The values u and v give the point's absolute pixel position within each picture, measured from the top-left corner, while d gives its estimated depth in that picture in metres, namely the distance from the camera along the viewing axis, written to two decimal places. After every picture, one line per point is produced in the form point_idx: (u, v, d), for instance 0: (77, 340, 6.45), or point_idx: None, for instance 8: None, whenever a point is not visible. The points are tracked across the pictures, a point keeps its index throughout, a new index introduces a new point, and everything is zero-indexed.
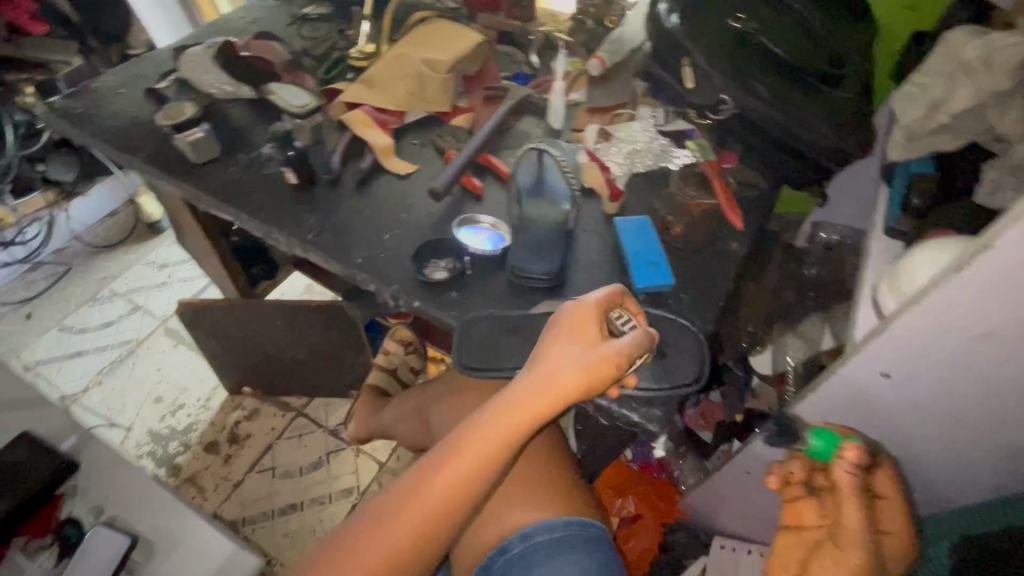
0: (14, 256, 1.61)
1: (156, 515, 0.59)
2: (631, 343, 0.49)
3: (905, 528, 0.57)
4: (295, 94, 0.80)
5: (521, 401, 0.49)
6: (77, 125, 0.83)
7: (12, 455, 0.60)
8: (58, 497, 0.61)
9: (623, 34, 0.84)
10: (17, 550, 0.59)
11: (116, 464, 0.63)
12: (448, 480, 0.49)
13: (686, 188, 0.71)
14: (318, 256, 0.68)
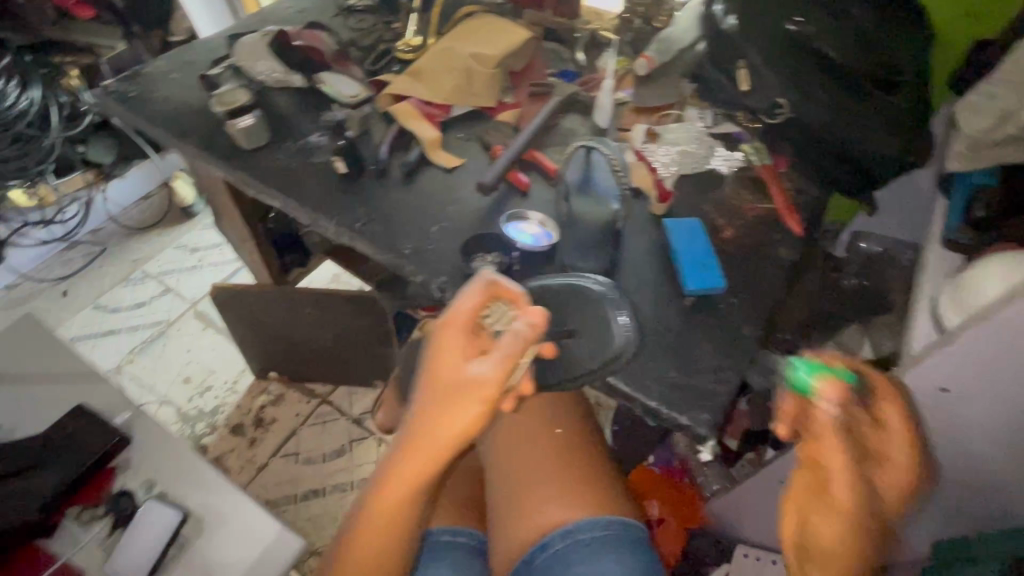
0: (53, 234, 1.65)
1: (203, 492, 0.64)
2: (519, 347, 0.44)
3: (905, 472, 0.44)
4: (347, 84, 0.83)
5: (404, 464, 0.45)
6: (130, 109, 0.85)
7: (74, 427, 0.65)
8: (110, 470, 0.66)
9: (674, 33, 0.82)
10: (70, 518, 0.64)
11: (162, 442, 0.67)
12: (379, 528, 0.48)
13: (741, 193, 0.71)
14: (365, 245, 0.69)
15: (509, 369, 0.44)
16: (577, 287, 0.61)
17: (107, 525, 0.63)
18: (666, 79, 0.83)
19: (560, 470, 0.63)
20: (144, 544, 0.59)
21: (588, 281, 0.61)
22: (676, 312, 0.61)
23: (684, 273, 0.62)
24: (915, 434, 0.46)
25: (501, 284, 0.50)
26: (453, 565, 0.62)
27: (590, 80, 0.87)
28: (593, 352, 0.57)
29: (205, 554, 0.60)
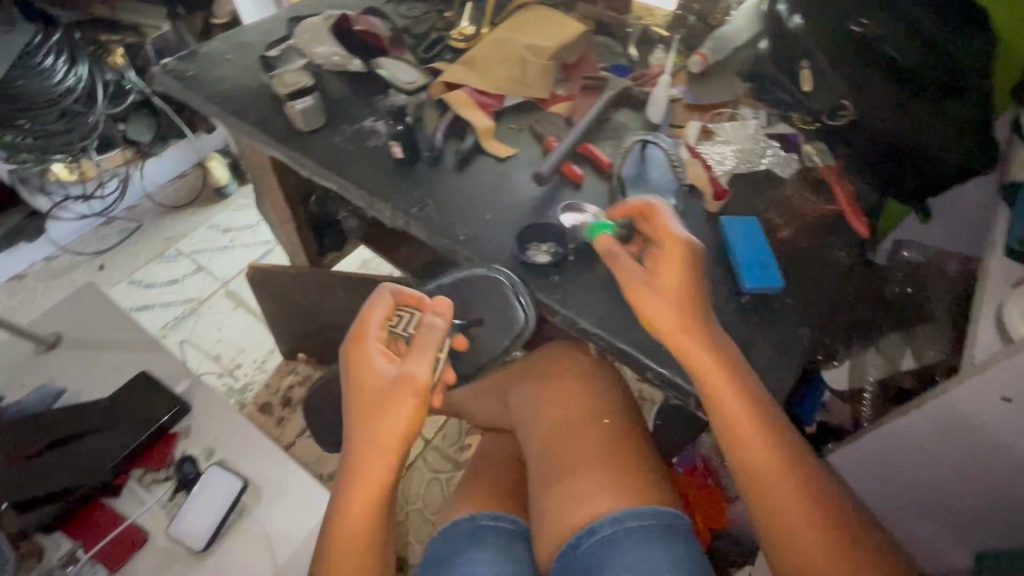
0: (92, 209, 1.68)
1: (257, 463, 0.87)
2: (431, 340, 0.58)
3: (678, 259, 0.58)
4: (403, 71, 0.84)
5: (369, 464, 0.56)
6: (185, 86, 0.85)
7: (160, 405, 0.85)
8: (173, 436, 0.87)
9: (730, 30, 0.83)
10: (135, 479, 0.84)
11: (222, 412, 0.90)
12: (360, 516, 0.55)
13: (801, 193, 0.71)
14: (421, 230, 0.70)
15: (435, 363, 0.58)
16: (486, 279, 0.65)
17: (170, 484, 0.84)
18: (721, 77, 0.84)
19: (606, 460, 0.65)
20: (214, 503, 0.81)
21: (499, 275, 0.65)
22: (731, 309, 0.62)
23: (742, 271, 0.62)
24: (672, 230, 0.59)
25: (405, 294, 0.63)
26: (495, 550, 0.63)
27: (642, 75, 0.86)
28: (498, 344, 0.67)
29: (261, 518, 0.83)
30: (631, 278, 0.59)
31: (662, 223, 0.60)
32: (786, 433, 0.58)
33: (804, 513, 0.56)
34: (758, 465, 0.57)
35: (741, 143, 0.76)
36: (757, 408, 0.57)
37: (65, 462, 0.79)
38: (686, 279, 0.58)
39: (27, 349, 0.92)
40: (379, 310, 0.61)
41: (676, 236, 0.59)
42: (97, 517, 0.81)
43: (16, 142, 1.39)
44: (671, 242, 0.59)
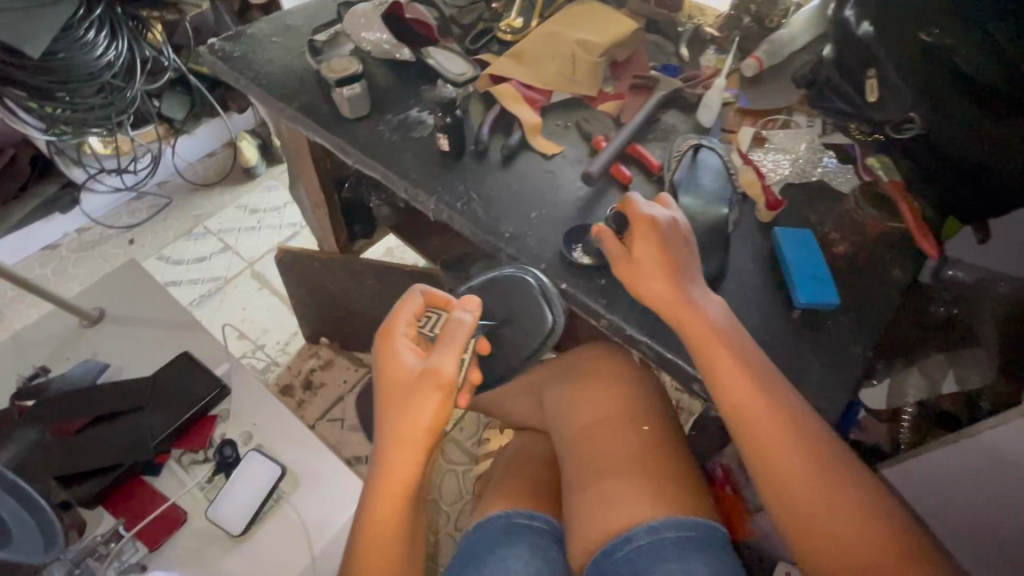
0: (125, 183, 1.69)
1: (298, 451, 0.82)
2: (457, 333, 0.57)
3: (649, 239, 0.58)
4: (451, 62, 0.81)
5: (394, 457, 0.55)
6: (231, 67, 0.85)
7: (198, 381, 0.84)
8: (214, 418, 0.84)
9: (787, 34, 0.81)
10: (174, 459, 0.82)
11: (258, 394, 0.86)
12: (390, 510, 0.55)
13: (863, 208, 0.70)
14: (466, 225, 0.69)
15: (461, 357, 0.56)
16: (516, 280, 0.66)
17: (210, 466, 0.81)
18: (774, 83, 0.82)
19: (641, 467, 0.64)
20: (251, 488, 0.76)
21: (527, 276, 0.65)
22: (782, 324, 0.61)
23: (797, 284, 0.61)
24: (638, 212, 0.60)
25: (435, 294, 0.62)
26: (532, 548, 0.64)
27: (694, 77, 0.84)
28: (527, 345, 0.68)
29: (299, 507, 0.78)
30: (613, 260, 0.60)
31: (629, 202, 0.61)
32: (815, 430, 0.55)
33: (834, 510, 0.53)
34: (783, 463, 0.55)
35: (799, 154, 0.75)
36: (775, 403, 0.55)
37: (104, 435, 0.79)
38: (659, 258, 0.58)
39: (71, 322, 0.90)
40: (408, 306, 0.60)
41: (641, 214, 0.59)
42: (138, 498, 0.77)
43: (54, 113, 1.39)
44: (638, 221, 0.59)
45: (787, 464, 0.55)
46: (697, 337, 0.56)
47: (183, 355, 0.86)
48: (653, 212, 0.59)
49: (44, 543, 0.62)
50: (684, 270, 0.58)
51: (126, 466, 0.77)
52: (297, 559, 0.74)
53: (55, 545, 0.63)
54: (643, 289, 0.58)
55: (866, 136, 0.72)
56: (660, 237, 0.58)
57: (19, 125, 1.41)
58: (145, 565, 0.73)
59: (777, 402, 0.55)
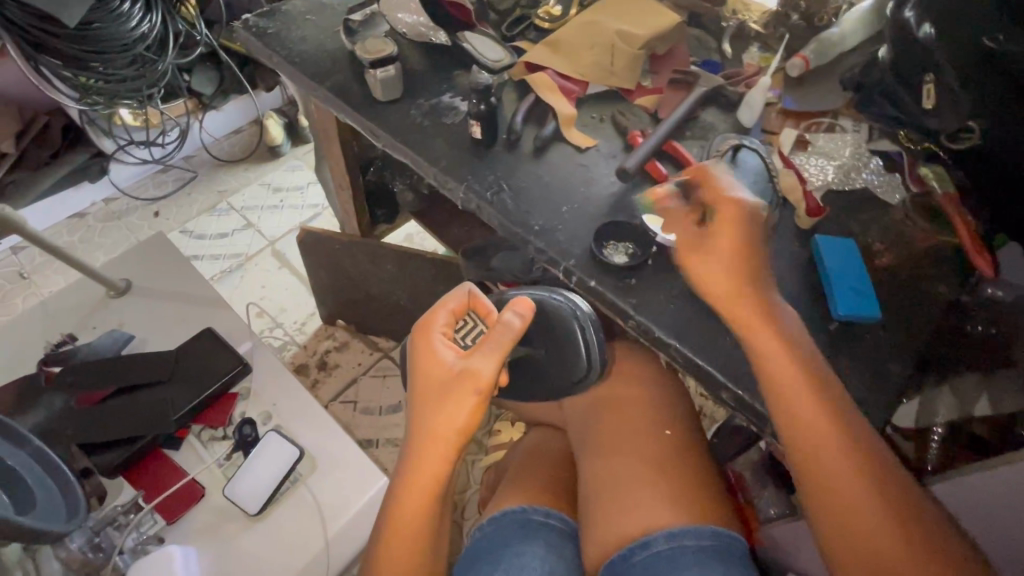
0: (152, 156, 1.71)
1: (317, 433, 0.82)
2: (499, 338, 0.56)
3: (729, 217, 0.57)
4: (488, 47, 0.80)
5: (425, 454, 0.55)
6: (265, 44, 0.84)
7: (222, 359, 0.84)
8: (235, 396, 0.85)
9: (837, 34, 0.78)
10: (194, 434, 0.83)
11: (277, 373, 0.87)
12: (414, 505, 0.55)
13: (912, 219, 0.67)
14: (494, 216, 0.68)
15: (501, 361, 0.55)
16: (561, 309, 0.66)
17: (230, 443, 0.82)
18: (821, 84, 0.79)
19: (662, 473, 0.64)
20: (269, 468, 0.76)
21: (565, 306, 0.65)
22: (818, 335, 0.59)
23: (841, 295, 0.59)
24: (722, 189, 0.58)
25: (478, 298, 0.62)
26: (546, 546, 0.63)
27: (736, 74, 0.81)
28: (564, 375, 0.67)
29: (315, 489, 0.78)
30: (685, 238, 0.58)
31: (721, 185, 0.59)
32: (866, 437, 0.53)
33: (880, 519, 0.51)
34: (833, 470, 0.52)
35: (843, 159, 0.72)
36: (830, 408, 0.52)
37: (127, 407, 0.80)
38: (739, 248, 0.56)
39: (98, 292, 0.91)
40: (449, 303, 0.60)
41: (735, 200, 0.57)
42: (157, 471, 0.79)
43: (88, 83, 1.39)
44: (727, 207, 0.57)
45: (836, 471, 0.52)
46: (755, 332, 0.55)
47: (208, 331, 0.86)
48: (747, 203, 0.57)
49: (66, 509, 0.64)
50: (760, 265, 0.56)
51: (148, 438, 0.78)
52: (311, 542, 0.75)
53: (78, 512, 0.64)
54: (713, 273, 0.56)
55: (915, 146, 0.70)
56: (745, 229, 0.56)
57: (52, 94, 1.39)
58: (162, 537, 0.74)
59: (830, 407, 0.53)
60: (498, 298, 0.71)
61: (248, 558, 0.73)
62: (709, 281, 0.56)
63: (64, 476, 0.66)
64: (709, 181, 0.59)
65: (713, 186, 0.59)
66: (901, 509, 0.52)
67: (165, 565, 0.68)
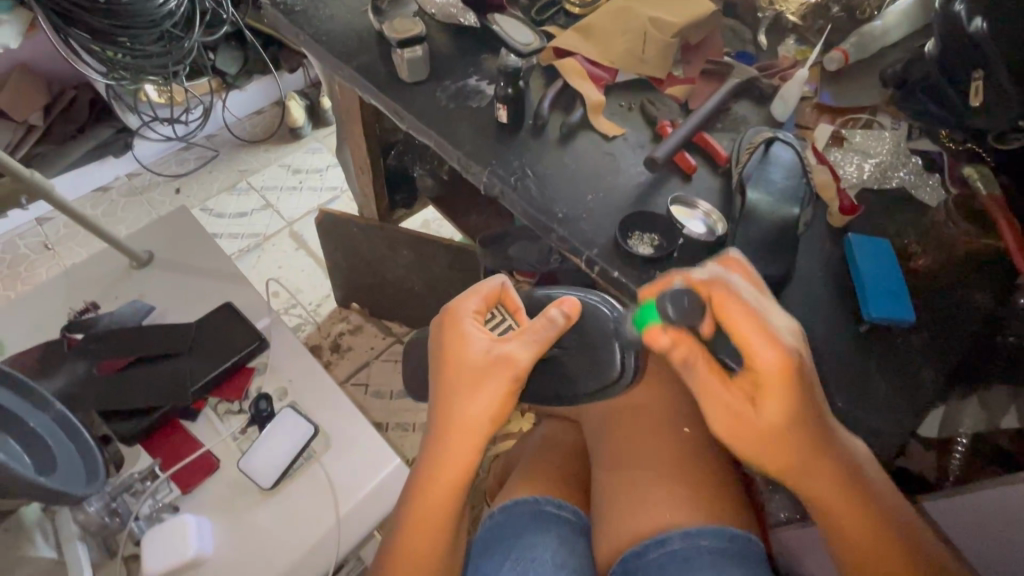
0: (175, 133, 1.71)
1: (334, 412, 0.82)
2: (538, 328, 0.56)
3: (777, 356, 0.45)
4: (518, 31, 0.78)
5: (455, 441, 0.54)
6: (292, 21, 0.83)
7: (243, 334, 0.85)
8: (253, 370, 0.85)
9: (880, 27, 0.75)
10: (210, 407, 0.83)
11: (295, 351, 0.87)
12: (431, 490, 0.55)
13: (952, 221, 0.65)
14: (518, 202, 0.67)
15: (539, 351, 0.55)
16: (594, 309, 0.65)
17: (245, 418, 0.82)
18: (861, 78, 0.76)
19: (679, 471, 0.63)
20: (284, 445, 0.77)
21: (603, 307, 0.65)
22: (845, 337, 0.58)
23: (877, 299, 0.58)
24: (752, 323, 0.46)
25: (508, 292, 0.61)
26: (558, 538, 0.63)
27: (771, 67, 0.78)
28: (592, 378, 0.64)
29: (329, 467, 0.78)
30: (721, 401, 0.48)
31: (749, 328, 0.46)
32: (875, 486, 0.52)
33: (893, 558, 0.51)
34: (849, 526, 0.51)
35: (882, 156, 0.70)
36: (843, 478, 0.50)
37: (147, 378, 0.81)
38: (791, 413, 0.46)
39: (121, 263, 0.92)
40: (482, 294, 0.60)
41: (778, 359, 0.45)
42: (172, 441, 0.79)
43: (115, 57, 1.40)
44: (768, 366, 0.45)
45: (853, 525, 0.51)
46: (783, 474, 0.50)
47: (228, 307, 0.87)
48: (791, 357, 0.45)
49: (87, 474, 0.64)
50: (815, 408, 0.47)
51: (167, 408, 0.79)
52: (323, 520, 0.75)
53: (97, 479, 0.65)
54: (761, 447, 0.48)
55: (957, 145, 0.69)
56: (795, 390, 0.46)
57: (79, 67, 1.40)
58: (177, 506, 0.75)
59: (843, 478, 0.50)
60: (526, 295, 0.68)
61: (261, 533, 0.74)
62: (784, 443, 0.47)
63: (85, 441, 0.67)
64: (731, 319, 0.47)
65: (743, 317, 0.46)
66: (909, 545, 0.51)
67: (181, 538, 0.70)
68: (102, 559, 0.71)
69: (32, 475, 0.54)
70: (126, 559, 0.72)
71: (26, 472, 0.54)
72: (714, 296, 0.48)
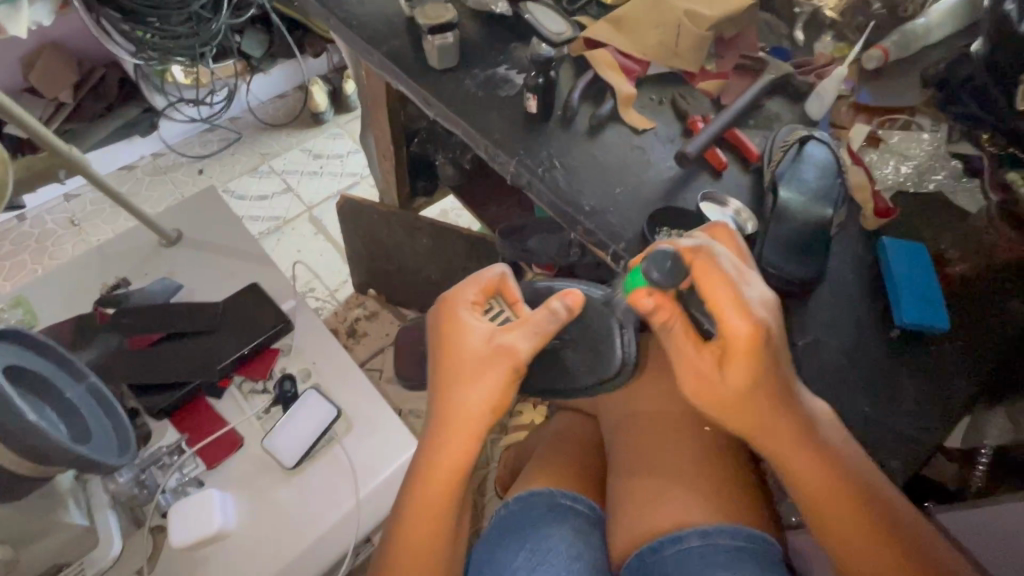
0: (200, 114, 1.72)
1: (353, 396, 0.84)
2: (538, 318, 0.55)
3: (743, 321, 0.45)
4: (551, 19, 0.79)
5: (454, 431, 0.54)
6: (323, 4, 0.83)
7: (268, 314, 0.86)
8: (278, 352, 0.87)
9: (922, 25, 0.73)
10: (235, 386, 0.84)
11: (317, 333, 0.89)
12: (443, 479, 0.55)
13: (994, 228, 0.64)
14: (545, 193, 0.66)
15: (541, 343, 0.54)
16: (595, 302, 0.65)
17: (269, 398, 0.83)
18: (900, 78, 0.74)
19: (696, 471, 0.63)
20: (307, 424, 0.78)
21: (602, 299, 0.65)
22: (875, 341, 0.57)
23: (906, 302, 0.57)
24: (723, 286, 0.46)
25: (508, 282, 0.60)
26: (572, 530, 0.63)
27: (807, 63, 0.77)
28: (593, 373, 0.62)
29: (349, 450, 0.79)
30: (686, 363, 0.49)
31: (718, 294, 0.46)
32: (845, 454, 0.50)
33: (857, 522, 0.49)
34: (819, 495, 0.50)
35: (920, 157, 0.69)
36: (811, 446, 0.49)
37: (172, 356, 0.82)
38: (753, 378, 0.46)
39: (150, 241, 0.94)
40: (481, 282, 0.59)
41: (744, 328, 0.45)
42: (199, 417, 0.81)
43: (144, 37, 1.41)
44: (733, 332, 0.45)
45: (821, 489, 0.49)
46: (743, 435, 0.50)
47: (252, 288, 0.88)
48: (756, 326, 0.45)
49: (119, 447, 0.66)
50: (778, 370, 0.47)
51: (193, 386, 0.80)
52: (341, 501, 0.76)
53: (128, 450, 0.67)
54: (725, 410, 0.48)
55: (997, 148, 0.65)
56: (758, 360, 0.45)
57: (110, 46, 1.42)
58: (202, 481, 0.76)
59: (805, 445, 0.49)
60: (527, 288, 0.67)
61: (282, 511, 0.75)
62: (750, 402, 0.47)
63: (117, 414, 0.69)
64: (705, 287, 0.46)
65: (718, 283, 0.46)
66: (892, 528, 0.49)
67: (206, 510, 0.71)
68: (128, 528, 0.74)
69: (69, 443, 0.57)
70: (152, 529, 0.74)
71: (63, 439, 0.56)
72: (694, 265, 0.47)
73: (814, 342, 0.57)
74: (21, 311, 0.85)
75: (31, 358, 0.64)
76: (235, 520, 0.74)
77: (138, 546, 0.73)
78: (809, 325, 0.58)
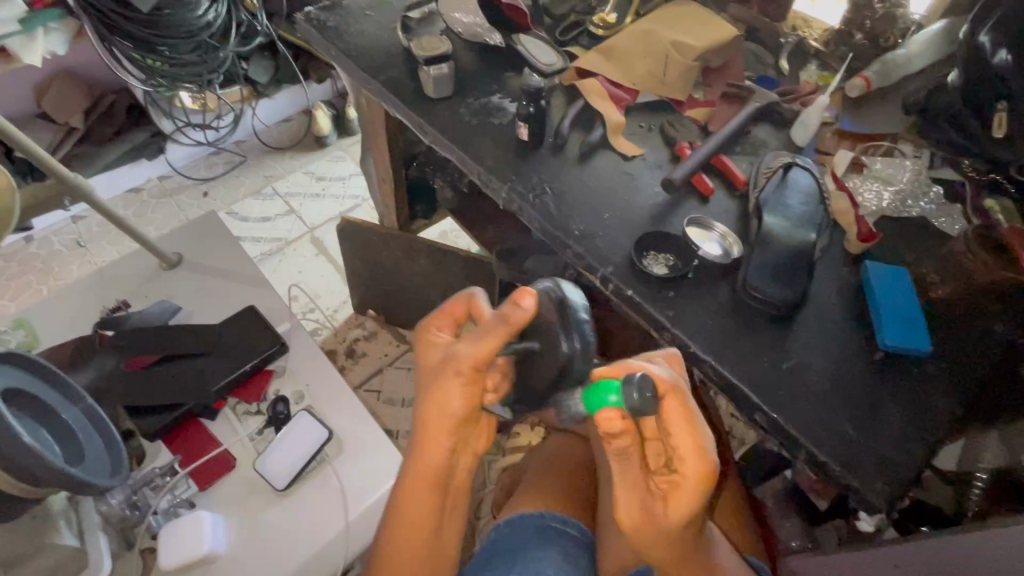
0: (206, 138, 1.76)
1: (346, 417, 0.84)
2: (488, 325, 0.53)
3: (698, 462, 0.45)
4: (542, 51, 0.81)
5: (425, 440, 0.56)
6: (324, 37, 0.85)
7: (262, 335, 0.88)
8: (271, 373, 0.87)
9: (903, 55, 0.74)
10: (228, 407, 0.85)
11: (312, 355, 0.90)
12: (420, 489, 0.57)
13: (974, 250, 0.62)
14: (535, 218, 0.68)
15: (488, 349, 0.52)
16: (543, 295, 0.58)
17: (262, 419, 0.84)
18: (884, 106, 0.76)
19: None
20: (300, 445, 0.79)
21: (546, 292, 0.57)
22: (859, 365, 0.58)
23: (886, 324, 0.58)
24: (694, 436, 0.45)
25: (475, 300, 0.59)
26: (562, 553, 0.63)
27: (792, 91, 0.79)
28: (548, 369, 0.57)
29: (341, 473, 0.80)
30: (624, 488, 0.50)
31: (686, 441, 0.45)
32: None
33: None
34: None
35: (903, 185, 0.71)
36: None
37: (167, 377, 0.82)
38: (694, 510, 0.47)
39: (151, 263, 0.96)
40: (451, 305, 0.60)
41: (701, 470, 0.45)
42: (192, 438, 0.82)
43: (154, 65, 1.43)
44: (687, 471, 0.46)
45: None
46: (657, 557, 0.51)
47: (250, 310, 0.90)
48: (711, 470, 0.45)
49: (112, 467, 0.67)
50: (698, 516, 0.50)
51: (187, 406, 0.81)
52: (332, 521, 0.76)
53: (121, 471, 0.67)
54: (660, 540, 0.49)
55: (980, 175, 0.68)
56: (704, 497, 0.46)
57: (119, 73, 1.44)
58: (193, 502, 0.77)
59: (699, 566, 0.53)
60: None
61: (273, 533, 0.75)
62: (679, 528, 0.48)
63: (110, 435, 0.70)
64: (677, 428, 0.46)
65: (687, 425, 0.46)
66: None
67: (196, 531, 0.71)
68: (119, 550, 0.74)
69: (63, 465, 0.57)
70: (142, 549, 0.74)
71: (57, 461, 0.57)
72: (668, 404, 0.45)
73: (799, 365, 0.57)
74: (22, 332, 0.88)
75: (15, 375, 0.65)
76: (225, 542, 0.74)
77: (127, 568, 0.73)
78: (793, 348, 0.58)
